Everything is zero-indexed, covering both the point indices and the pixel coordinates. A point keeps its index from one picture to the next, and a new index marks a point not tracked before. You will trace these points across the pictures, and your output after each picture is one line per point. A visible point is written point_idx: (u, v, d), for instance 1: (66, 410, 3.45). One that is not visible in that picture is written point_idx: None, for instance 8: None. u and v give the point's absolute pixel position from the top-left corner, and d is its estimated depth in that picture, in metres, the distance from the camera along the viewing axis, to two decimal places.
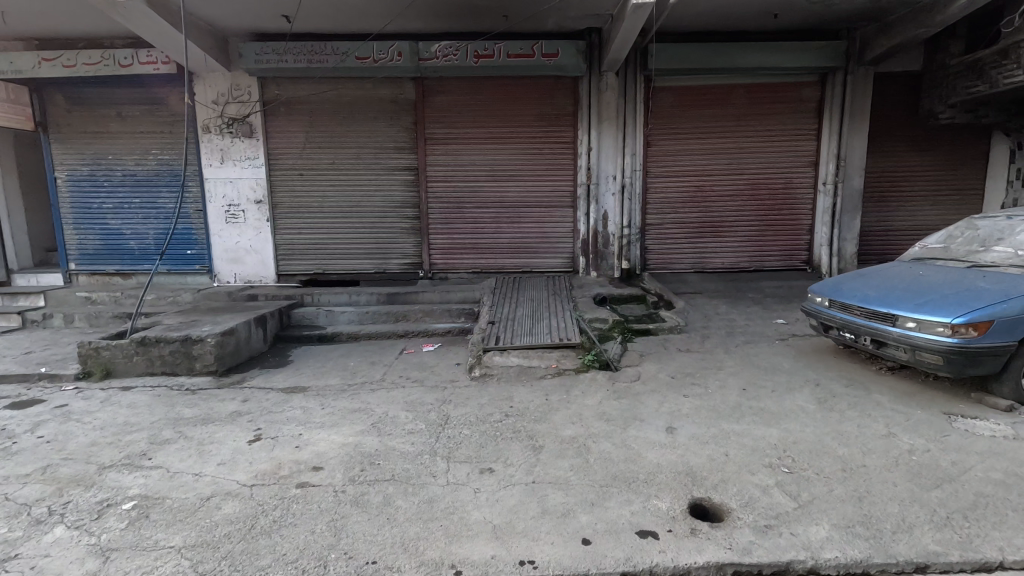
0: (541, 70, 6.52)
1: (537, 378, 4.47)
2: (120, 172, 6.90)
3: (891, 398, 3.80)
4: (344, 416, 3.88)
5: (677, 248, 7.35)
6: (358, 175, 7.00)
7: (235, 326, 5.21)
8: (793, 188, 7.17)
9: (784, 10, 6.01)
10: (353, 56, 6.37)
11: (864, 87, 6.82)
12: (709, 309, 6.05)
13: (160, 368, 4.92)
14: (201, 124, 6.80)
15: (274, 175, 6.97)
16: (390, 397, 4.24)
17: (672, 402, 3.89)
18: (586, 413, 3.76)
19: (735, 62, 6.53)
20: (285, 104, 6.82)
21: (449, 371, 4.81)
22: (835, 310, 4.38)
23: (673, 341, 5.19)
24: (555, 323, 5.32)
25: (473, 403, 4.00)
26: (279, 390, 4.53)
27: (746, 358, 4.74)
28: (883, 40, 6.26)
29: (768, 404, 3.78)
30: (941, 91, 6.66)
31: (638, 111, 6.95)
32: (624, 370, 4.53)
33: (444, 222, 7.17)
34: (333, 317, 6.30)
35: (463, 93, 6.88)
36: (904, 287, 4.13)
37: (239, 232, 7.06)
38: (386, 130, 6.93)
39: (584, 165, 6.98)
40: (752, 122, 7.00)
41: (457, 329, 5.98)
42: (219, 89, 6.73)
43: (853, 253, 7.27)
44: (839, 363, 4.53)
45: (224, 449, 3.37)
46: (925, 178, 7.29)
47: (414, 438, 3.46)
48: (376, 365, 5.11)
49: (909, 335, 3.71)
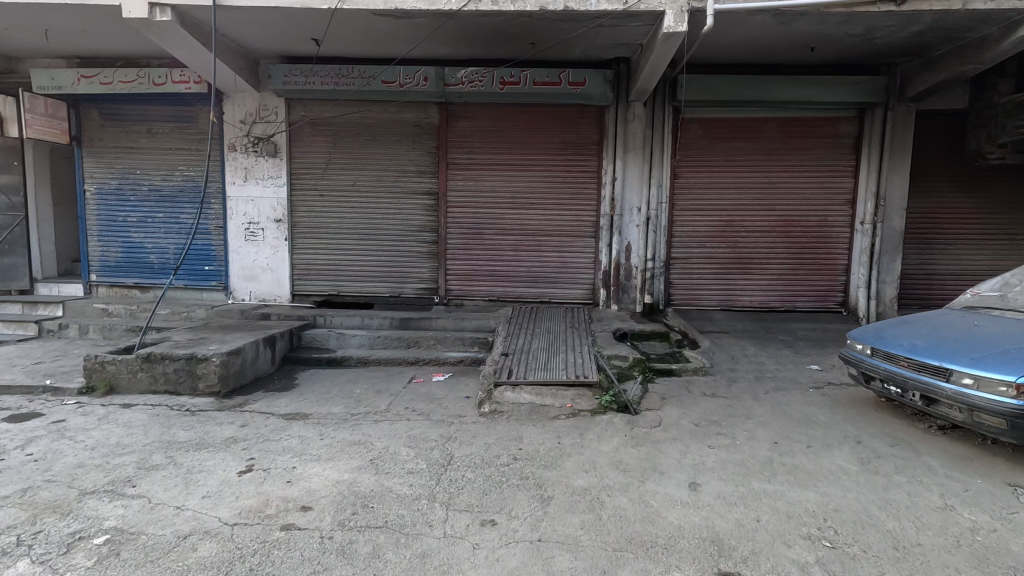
0: (567, 98, 6.43)
1: (549, 418, 4.18)
2: (146, 186, 6.98)
3: (945, 462, 3.40)
4: (342, 448, 3.66)
5: (703, 284, 7.04)
6: (378, 197, 6.95)
7: (242, 345, 5.08)
8: (828, 226, 6.84)
9: (821, 44, 5.81)
10: (380, 80, 6.39)
11: (905, 124, 6.53)
12: (737, 350, 5.71)
13: (163, 386, 4.80)
14: (228, 142, 6.88)
15: (296, 195, 6.96)
16: (392, 430, 4.00)
17: (695, 453, 3.56)
18: (601, 460, 3.47)
19: (768, 95, 6.33)
20: (311, 125, 6.86)
21: (458, 404, 4.56)
22: (878, 359, 4.03)
23: (697, 384, 4.85)
24: (571, 359, 5.05)
25: (479, 443, 3.74)
26: (279, 415, 4.34)
27: (777, 406, 4.38)
28: (926, 76, 6.00)
29: (803, 462, 3.42)
30: (989, 130, 6.33)
31: (665, 142, 6.77)
32: (643, 413, 4.22)
33: (462, 248, 7.03)
34: (344, 340, 6.16)
35: (487, 119, 6.83)
36: (957, 338, 3.77)
37: (257, 250, 7.04)
38: (409, 153, 6.89)
39: (608, 195, 6.80)
40: (785, 157, 6.74)
41: (469, 359, 5.75)
42: (247, 109, 6.81)
43: (893, 296, 6.85)
44: (881, 418, 4.14)
45: (211, 480, 3.17)
46: (971, 221, 6.89)
47: (413, 479, 3.20)
48: (382, 394, 4.89)
49: (966, 393, 3.34)
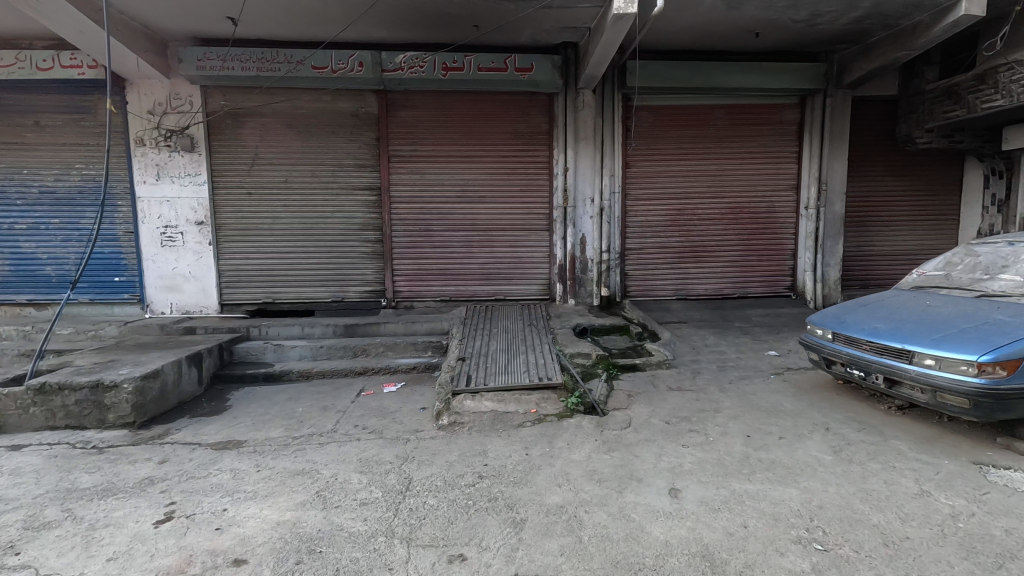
0: (514, 85, 6.12)
1: (514, 427, 3.88)
2: (36, 189, 6.06)
3: (911, 444, 3.40)
4: (283, 481, 3.20)
5: (658, 274, 6.98)
6: (314, 195, 6.38)
7: (161, 366, 4.46)
8: (775, 212, 6.94)
9: (766, 29, 5.81)
10: (309, 65, 5.82)
11: (843, 110, 6.69)
12: (697, 340, 5.64)
13: (63, 421, 4.12)
14: (135, 136, 6.08)
15: (219, 194, 6.27)
16: (341, 454, 3.58)
17: (670, 455, 3.38)
18: (574, 471, 3.22)
19: (715, 81, 6.30)
20: (232, 116, 6.17)
21: (413, 418, 4.17)
22: (839, 343, 4.01)
23: (662, 378, 4.71)
24: (532, 360, 4.79)
25: (440, 462, 3.39)
26: (208, 446, 3.80)
27: (743, 397, 4.30)
28: (862, 63, 6.15)
29: (778, 456, 3.31)
30: (918, 115, 6.61)
31: (616, 130, 6.60)
32: (612, 414, 4.01)
33: (410, 246, 6.59)
34: (282, 352, 5.62)
35: (430, 107, 6.40)
36: (915, 320, 3.79)
37: (177, 257, 6.30)
38: (346, 146, 6.36)
39: (561, 187, 6.57)
40: (733, 144, 6.76)
41: (423, 365, 5.38)
42: (156, 97, 6.05)
43: (837, 278, 7.03)
44: (844, 402, 4.14)
45: (118, 537, 2.64)
46: (902, 203, 7.20)
47: (367, 513, 2.82)
48: (328, 411, 4.43)
49: (929, 373, 3.34)
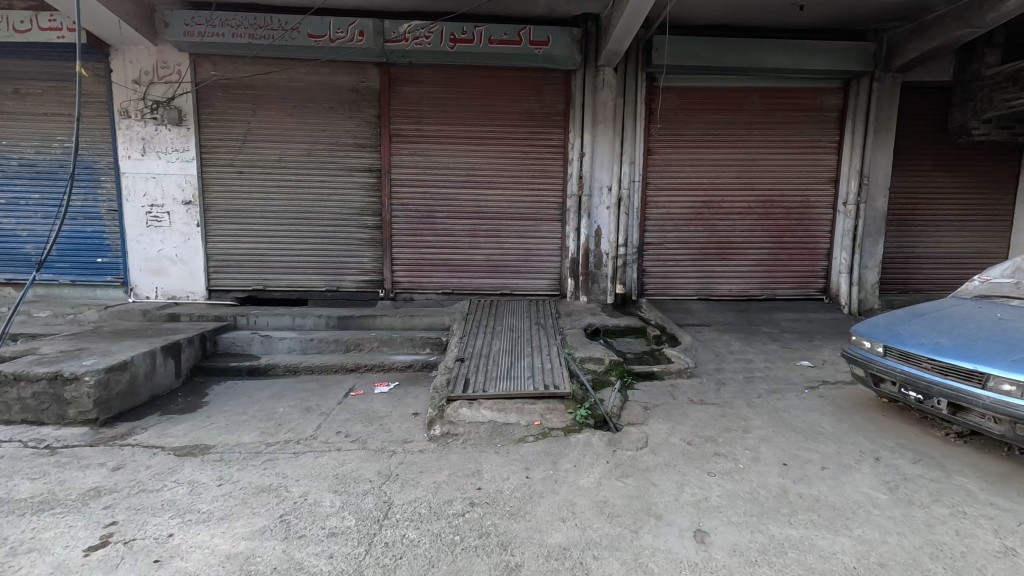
0: (528, 60, 5.60)
1: (515, 442, 3.42)
2: (16, 161, 5.69)
3: (981, 484, 2.88)
4: (244, 501, 2.77)
5: (679, 272, 6.44)
6: (310, 175, 5.94)
7: (130, 357, 4.06)
8: (810, 206, 6.35)
9: (811, 1, 5.21)
10: (306, 33, 5.36)
11: (891, 96, 6.07)
12: (720, 346, 5.13)
13: (20, 415, 3.75)
14: (119, 107, 5.68)
15: (208, 172, 5.85)
16: (316, 468, 3.13)
17: (694, 484, 2.90)
18: (580, 500, 2.76)
19: (750, 60, 5.71)
20: (222, 87, 5.73)
21: (403, 426, 3.73)
22: (892, 360, 3.48)
23: (682, 390, 4.21)
24: (537, 364, 4.31)
25: (426, 483, 2.93)
26: (171, 450, 3.39)
27: (775, 414, 3.79)
28: (916, 43, 5.53)
29: (823, 492, 2.82)
30: (975, 104, 5.96)
31: (639, 112, 6.04)
32: (627, 430, 3.53)
33: (411, 234, 6.14)
34: (269, 344, 5.21)
35: (436, 83, 5.90)
36: (985, 335, 3.24)
37: (163, 238, 5.92)
38: (344, 123, 5.90)
39: (576, 173, 6.05)
40: (766, 131, 6.17)
41: (420, 363, 4.96)
42: (141, 65, 5.63)
43: (875, 281, 6.43)
44: (893, 425, 3.62)
45: (37, 568, 2.23)
46: (950, 201, 6.57)
47: (334, 547, 2.38)
48: (311, 413, 4.01)
49: (1009, 402, 2.81)
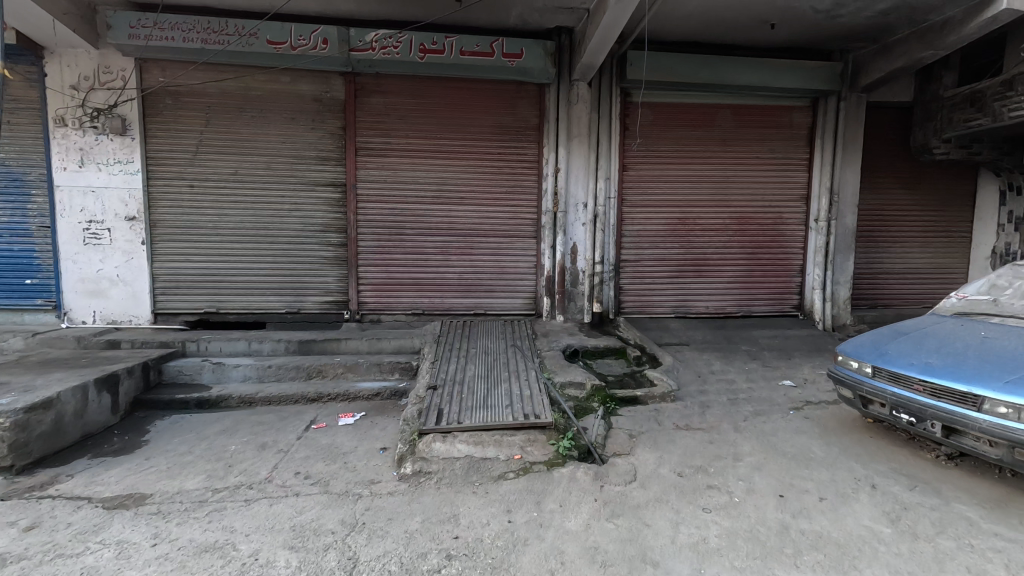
0: (500, 72, 5.44)
1: (494, 479, 3.13)
2: None
3: (981, 511, 2.77)
4: (182, 565, 2.37)
5: (656, 289, 6.33)
6: (268, 190, 5.56)
7: (55, 394, 3.58)
8: (783, 223, 6.37)
9: (781, 19, 5.25)
10: (264, 39, 5.05)
11: (857, 115, 6.18)
12: (701, 366, 4.99)
13: None
14: (54, 114, 5.20)
15: (155, 186, 5.41)
16: (270, 519, 2.76)
17: (690, 523, 2.68)
18: (569, 548, 2.48)
19: (723, 77, 5.70)
20: (172, 94, 5.33)
21: (369, 465, 3.39)
22: (881, 381, 3.37)
23: (667, 415, 4.01)
24: (515, 390, 4.05)
25: (396, 534, 2.61)
26: (98, 503, 2.95)
27: (764, 439, 3.64)
28: (881, 64, 5.65)
29: (826, 527, 2.64)
30: (935, 124, 6.13)
31: (613, 128, 5.94)
32: (613, 462, 3.30)
33: (378, 252, 5.82)
34: (222, 372, 4.78)
35: (405, 94, 5.65)
36: (974, 355, 3.17)
37: (103, 257, 5.41)
38: (306, 135, 5.57)
39: (551, 189, 5.89)
40: (739, 148, 6.18)
41: (389, 391, 4.63)
42: (81, 70, 5.19)
43: (847, 297, 6.48)
44: (882, 447, 3.51)
45: None
46: (913, 218, 6.72)
47: None
48: (266, 451, 3.62)
49: (1007, 426, 2.71)
